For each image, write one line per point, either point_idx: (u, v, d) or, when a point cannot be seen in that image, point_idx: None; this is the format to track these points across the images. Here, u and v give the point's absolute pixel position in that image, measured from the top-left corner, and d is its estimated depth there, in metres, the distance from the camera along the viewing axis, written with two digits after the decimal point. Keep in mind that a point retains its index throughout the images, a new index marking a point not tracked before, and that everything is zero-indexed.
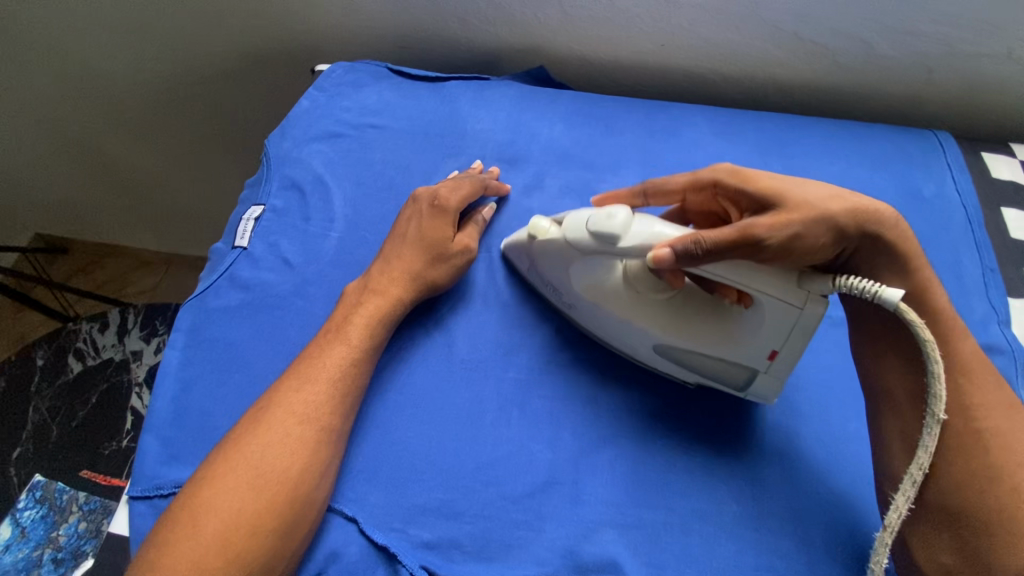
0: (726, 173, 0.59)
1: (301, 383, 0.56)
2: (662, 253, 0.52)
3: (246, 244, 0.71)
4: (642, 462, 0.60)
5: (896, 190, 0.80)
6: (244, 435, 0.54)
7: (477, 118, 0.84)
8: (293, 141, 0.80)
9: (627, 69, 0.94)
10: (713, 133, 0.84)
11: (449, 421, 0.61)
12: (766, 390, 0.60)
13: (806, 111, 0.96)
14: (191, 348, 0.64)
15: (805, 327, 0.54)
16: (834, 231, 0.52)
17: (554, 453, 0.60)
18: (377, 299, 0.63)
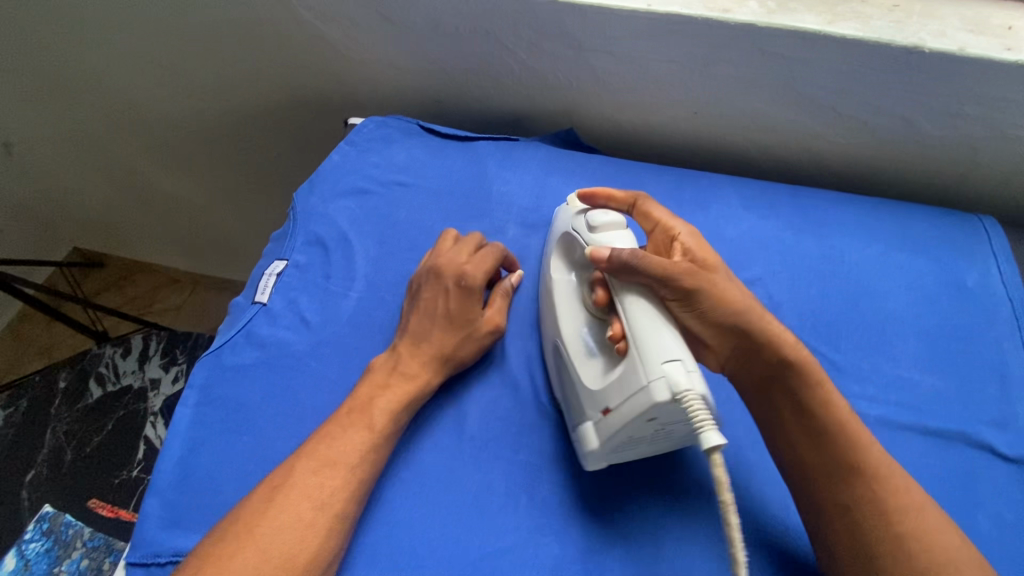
0: (689, 232, 0.63)
1: (323, 462, 0.55)
2: (600, 251, 0.58)
3: (266, 299, 0.72)
4: (652, 564, 0.56)
5: (938, 278, 0.76)
6: (257, 510, 0.52)
7: (503, 180, 0.84)
8: (320, 196, 0.81)
9: (658, 134, 0.93)
10: (744, 206, 0.82)
11: (454, 503, 0.59)
12: (585, 441, 0.58)
13: (843, 185, 0.93)
14: (202, 408, 0.64)
15: (639, 407, 0.51)
16: (733, 318, 0.56)
17: (560, 548, 0.57)
18: (406, 383, 0.62)
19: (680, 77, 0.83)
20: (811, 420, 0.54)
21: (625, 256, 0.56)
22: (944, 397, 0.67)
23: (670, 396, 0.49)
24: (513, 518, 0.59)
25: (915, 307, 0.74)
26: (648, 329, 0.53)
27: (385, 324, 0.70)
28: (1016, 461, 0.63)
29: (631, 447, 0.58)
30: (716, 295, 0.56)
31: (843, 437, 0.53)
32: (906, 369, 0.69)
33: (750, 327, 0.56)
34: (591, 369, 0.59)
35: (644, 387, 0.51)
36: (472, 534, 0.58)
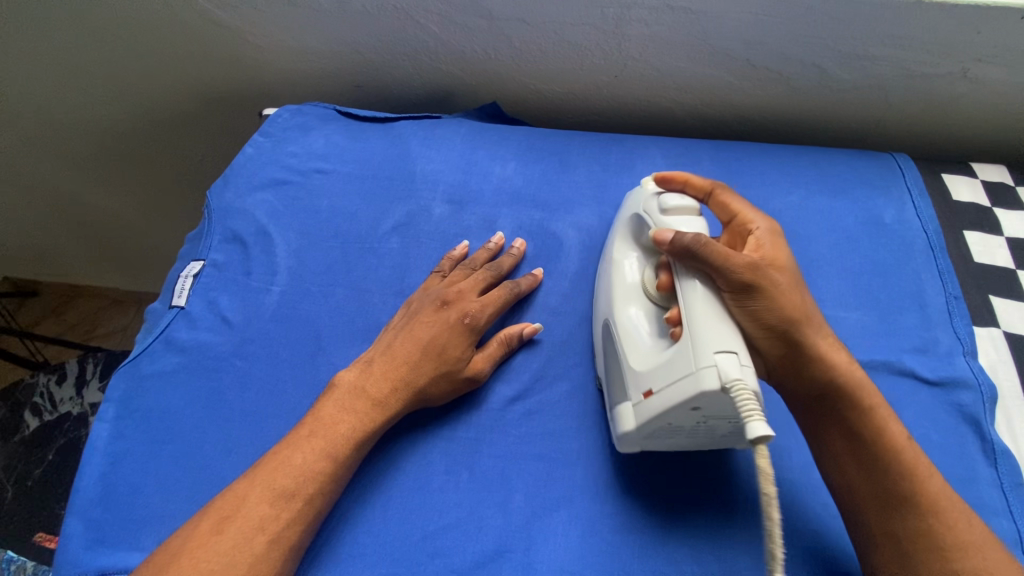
0: (767, 228, 0.58)
1: (279, 493, 0.52)
2: (663, 234, 0.56)
3: (184, 303, 0.68)
4: (598, 522, 0.57)
5: (856, 217, 0.78)
6: (205, 543, 0.49)
7: (428, 159, 0.82)
8: (236, 191, 0.77)
9: (582, 100, 0.92)
10: (669, 164, 0.82)
11: (395, 486, 0.58)
12: (622, 422, 0.56)
13: (767, 137, 0.94)
14: (122, 419, 0.61)
15: (686, 394, 0.49)
16: (789, 325, 0.53)
17: (505, 518, 0.57)
18: (374, 412, 0.58)
19: (596, 39, 0.82)
20: (865, 432, 0.53)
21: (688, 242, 0.53)
22: (868, 330, 0.69)
23: (718, 385, 0.47)
24: (456, 495, 0.58)
25: (837, 247, 0.76)
26: (706, 311, 0.51)
27: (313, 315, 0.68)
28: (938, 383, 0.65)
29: (671, 439, 0.55)
30: (777, 303, 0.52)
31: (900, 461, 0.51)
32: (833, 308, 0.71)
33: (808, 337, 0.53)
34: (640, 350, 0.57)
35: (693, 374, 0.48)
36: (414, 514, 0.57)
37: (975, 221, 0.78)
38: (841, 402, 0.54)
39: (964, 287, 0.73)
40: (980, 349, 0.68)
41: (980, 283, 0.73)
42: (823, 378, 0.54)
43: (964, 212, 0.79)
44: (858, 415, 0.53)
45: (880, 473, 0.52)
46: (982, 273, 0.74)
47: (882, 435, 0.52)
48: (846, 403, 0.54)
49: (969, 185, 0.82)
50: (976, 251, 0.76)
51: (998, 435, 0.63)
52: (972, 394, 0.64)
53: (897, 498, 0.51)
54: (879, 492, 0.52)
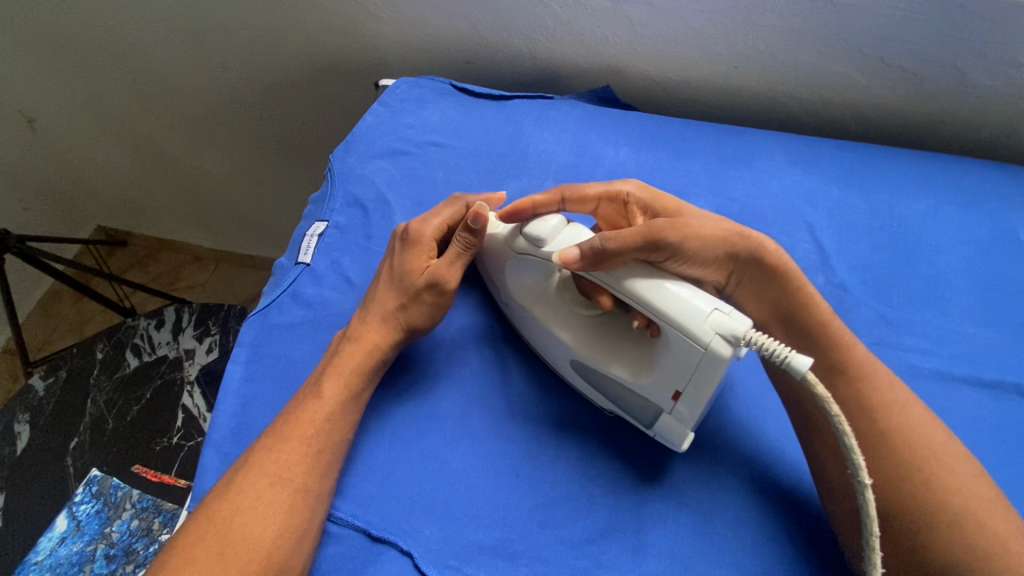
0: (633, 186, 0.64)
1: (292, 421, 0.56)
2: (568, 254, 0.56)
3: (309, 260, 0.71)
4: (708, 513, 0.57)
5: (991, 232, 0.74)
6: (255, 450, 0.54)
7: (542, 138, 0.82)
8: (357, 157, 0.80)
9: (697, 89, 0.90)
10: (787, 160, 0.80)
11: (510, 455, 0.60)
12: (672, 432, 0.57)
13: (886, 141, 0.90)
14: (253, 364, 0.65)
15: (707, 370, 0.51)
16: (724, 246, 0.57)
17: (616, 498, 0.57)
18: (354, 346, 0.60)
19: (726, 26, 0.80)
20: (815, 338, 0.55)
21: (598, 247, 0.54)
22: (1000, 350, 0.66)
23: (732, 346, 0.49)
24: (568, 469, 0.59)
25: (968, 261, 0.72)
26: (662, 295, 0.52)
27: None
28: None
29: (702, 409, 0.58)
30: (693, 234, 0.56)
31: (848, 353, 0.54)
32: (960, 324, 0.68)
33: (738, 248, 0.57)
34: (631, 363, 0.57)
35: (705, 354, 0.49)
36: (531, 484, 0.58)
37: None
38: (780, 305, 0.57)
39: None
40: None
41: None
42: (761, 277, 0.57)
43: None
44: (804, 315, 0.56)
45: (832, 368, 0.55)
46: None
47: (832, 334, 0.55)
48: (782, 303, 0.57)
49: None
50: None
51: None
52: None
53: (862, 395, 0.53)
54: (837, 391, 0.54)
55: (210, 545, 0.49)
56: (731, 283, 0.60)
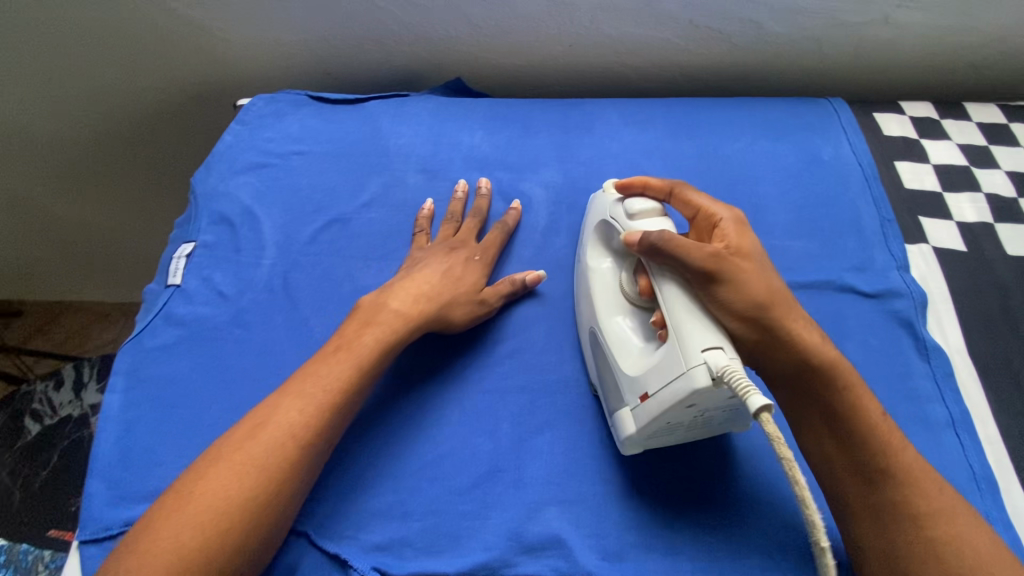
0: (732, 217, 0.60)
1: (331, 386, 0.57)
2: (633, 236, 0.58)
3: (179, 281, 0.73)
4: (578, 441, 0.63)
5: (799, 157, 0.85)
6: (281, 408, 0.55)
7: (399, 134, 0.87)
8: (219, 176, 0.82)
9: (541, 69, 0.97)
10: (623, 122, 0.88)
11: (396, 427, 0.63)
12: (624, 428, 0.58)
13: (713, 92, 1.01)
14: (131, 389, 0.65)
15: (679, 392, 0.51)
16: (758, 316, 0.54)
17: (495, 444, 0.62)
18: (379, 327, 0.63)
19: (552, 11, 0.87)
20: (836, 409, 0.55)
21: (657, 239, 0.55)
22: (812, 255, 0.76)
23: (710, 380, 0.49)
24: (451, 428, 0.63)
25: (782, 184, 0.82)
26: (682, 311, 0.53)
27: (301, 285, 0.73)
28: (876, 295, 0.72)
29: (670, 434, 0.58)
30: (743, 292, 0.54)
31: (868, 425, 0.54)
32: (779, 239, 0.78)
33: (780, 323, 0.55)
34: (629, 359, 0.59)
35: (684, 373, 0.51)
36: (417, 448, 0.62)
37: (904, 152, 0.86)
38: (828, 395, 0.55)
39: (897, 212, 0.80)
40: (911, 263, 0.76)
41: (909, 206, 0.81)
42: (797, 358, 0.55)
43: (894, 145, 0.87)
44: (836, 400, 0.55)
45: (842, 430, 0.55)
46: (912, 198, 0.82)
47: (852, 409, 0.55)
48: (829, 395, 0.55)
49: (899, 122, 0.89)
50: (906, 179, 0.84)
51: (930, 335, 0.70)
52: (905, 302, 0.72)
53: (867, 463, 0.54)
54: (846, 449, 0.55)
55: (187, 513, 0.48)
56: (761, 355, 0.56)
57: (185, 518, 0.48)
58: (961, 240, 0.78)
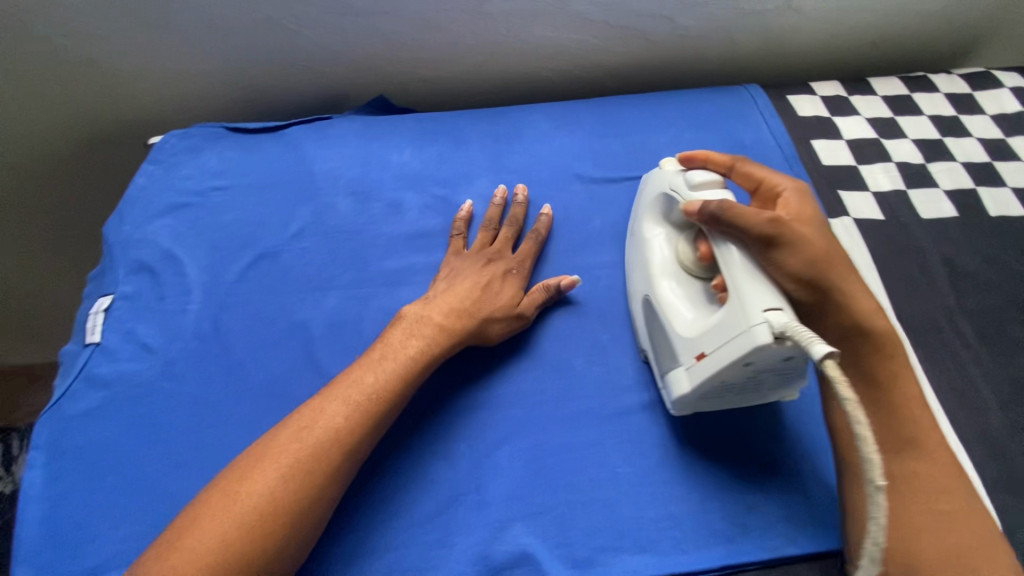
0: (794, 187, 0.53)
1: (470, 314, 0.59)
2: (693, 204, 0.52)
3: (280, 215, 0.70)
4: (670, 464, 0.55)
5: (1011, 205, 0.72)
6: (476, 304, 0.60)
7: (559, 107, 0.82)
8: (348, 120, 0.79)
9: (729, 61, 0.89)
10: (794, 128, 0.79)
11: (485, 403, 0.59)
12: (676, 388, 0.53)
13: (923, 94, 0.84)
14: (196, 323, 0.63)
15: (736, 350, 0.46)
16: (857, 330, 0.49)
17: (576, 455, 0.56)
18: (512, 283, 0.63)
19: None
20: (880, 376, 0.49)
21: (717, 208, 0.49)
22: (1002, 318, 0.64)
23: (770, 338, 0.44)
24: (541, 415, 0.58)
25: (981, 231, 0.70)
26: (742, 273, 0.47)
27: (400, 244, 0.68)
28: None
29: (724, 394, 0.53)
30: (849, 306, 0.49)
31: (904, 412, 0.48)
32: (965, 292, 0.66)
33: (886, 351, 0.49)
34: (681, 319, 0.54)
35: (744, 330, 0.45)
36: (502, 431, 0.57)
37: None
38: (898, 435, 0.48)
39: None
40: None
41: None
42: (847, 327, 0.49)
43: None
44: (885, 428, 0.48)
45: (877, 394, 0.49)
46: None
47: (896, 377, 0.49)
48: (898, 423, 0.48)
49: None
50: None
51: None
52: None
53: (892, 433, 0.48)
54: (888, 429, 0.48)
55: (281, 465, 0.47)
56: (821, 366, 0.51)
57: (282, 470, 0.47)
58: None
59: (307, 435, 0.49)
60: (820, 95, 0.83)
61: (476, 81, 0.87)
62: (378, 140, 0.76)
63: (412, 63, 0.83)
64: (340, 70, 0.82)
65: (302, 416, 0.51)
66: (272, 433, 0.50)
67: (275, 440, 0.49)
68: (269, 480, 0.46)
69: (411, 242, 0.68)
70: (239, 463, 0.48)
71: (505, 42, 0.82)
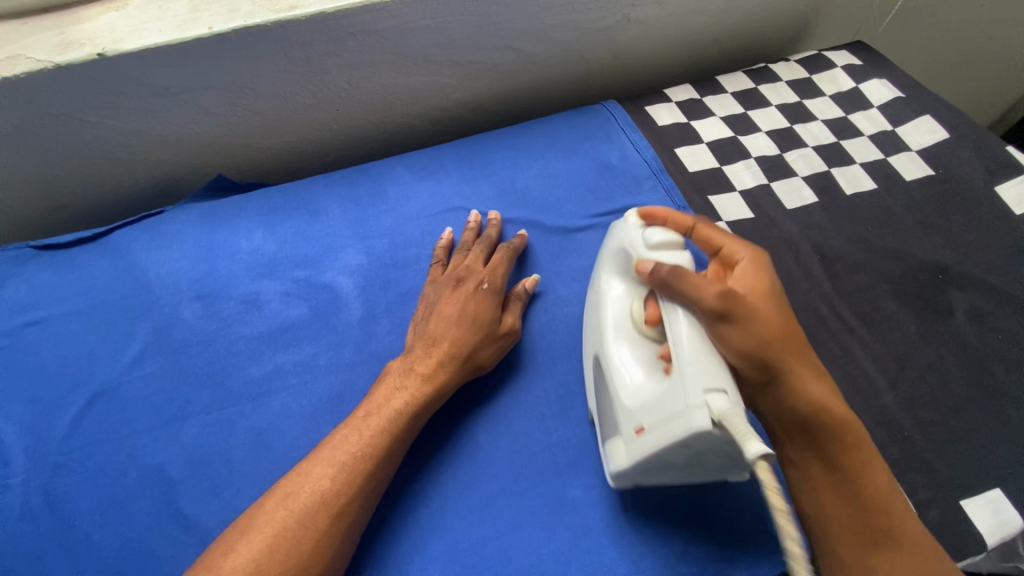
0: (751, 256, 0.51)
1: (433, 373, 0.55)
2: (644, 264, 0.50)
3: (113, 340, 0.60)
4: (593, 529, 0.52)
5: (864, 181, 0.76)
6: (457, 332, 0.57)
7: (419, 156, 0.77)
8: (183, 210, 0.70)
9: (585, 78, 0.88)
10: (656, 138, 0.79)
11: (386, 511, 0.52)
12: (614, 458, 0.49)
13: (767, 85, 0.87)
14: (20, 497, 0.52)
15: (677, 432, 0.43)
16: (820, 420, 0.46)
17: (496, 542, 0.51)
18: (458, 320, 0.58)
19: (599, 14, 0.78)
20: (852, 468, 0.46)
21: (669, 272, 0.48)
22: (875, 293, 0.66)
23: (710, 425, 0.41)
24: (450, 509, 0.53)
25: (843, 211, 0.73)
26: (688, 341, 0.45)
27: (263, 344, 0.60)
28: (954, 346, 0.63)
29: (666, 469, 0.49)
30: (807, 393, 0.47)
31: (875, 504, 0.45)
32: (838, 274, 0.68)
33: (855, 433, 0.47)
34: (627, 382, 0.49)
35: (682, 413, 0.43)
36: (410, 541, 0.51)
37: (992, 171, 0.75)
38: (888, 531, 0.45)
39: (980, 242, 0.70)
40: (1002, 305, 0.66)
41: (999, 235, 0.71)
42: (802, 413, 0.47)
43: (981, 164, 0.76)
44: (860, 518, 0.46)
45: (846, 486, 0.46)
46: (1000, 225, 0.71)
47: (862, 466, 0.46)
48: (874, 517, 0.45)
49: (987, 136, 0.78)
50: (1013, 203, 0.73)
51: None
52: (992, 357, 0.62)
53: (868, 526, 0.45)
54: (857, 518, 0.46)
55: (266, 540, 0.44)
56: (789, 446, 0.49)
57: (264, 550, 0.44)
58: None
59: (293, 502, 0.47)
60: (675, 101, 0.84)
61: (327, 138, 0.80)
62: (222, 229, 0.68)
63: (250, 135, 0.75)
64: (166, 153, 0.73)
65: (287, 482, 0.48)
66: (260, 501, 0.48)
67: (259, 510, 0.46)
68: (252, 555, 0.43)
69: (275, 341, 0.60)
70: (229, 532, 0.46)
71: (349, 97, 0.76)
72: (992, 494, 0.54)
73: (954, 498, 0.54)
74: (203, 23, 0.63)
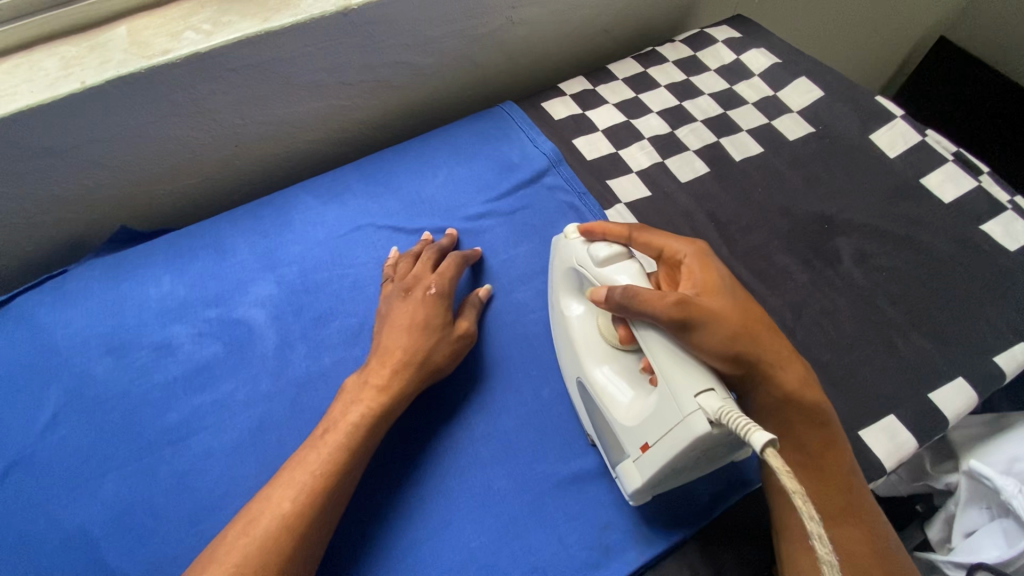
0: (693, 252, 0.53)
1: (392, 380, 0.56)
2: (598, 292, 0.52)
3: (25, 406, 0.59)
4: (520, 515, 0.54)
5: (751, 146, 0.80)
6: (409, 339, 0.58)
7: (324, 180, 0.78)
8: (87, 266, 0.69)
9: (482, 83, 0.90)
10: (554, 132, 0.82)
11: None
12: (629, 481, 0.51)
13: (655, 67, 0.91)
14: None
15: (680, 440, 0.44)
16: (805, 414, 0.50)
17: (426, 544, 0.52)
18: (409, 327, 0.59)
19: (482, 20, 0.81)
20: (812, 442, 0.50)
21: (621, 296, 0.49)
22: (769, 251, 0.70)
23: (710, 426, 0.42)
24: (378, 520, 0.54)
25: (734, 178, 0.77)
26: (667, 358, 0.46)
27: (180, 388, 0.60)
28: (845, 290, 0.67)
29: (681, 475, 0.50)
30: (782, 386, 0.50)
31: (838, 471, 0.50)
32: (734, 237, 0.71)
33: (830, 419, 0.51)
34: (618, 403, 0.52)
35: (682, 422, 0.43)
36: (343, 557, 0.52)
37: (864, 122, 0.80)
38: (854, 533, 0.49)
39: (861, 189, 0.75)
40: (884, 244, 0.70)
41: (876, 180, 0.75)
42: (781, 406, 0.50)
43: (854, 117, 0.81)
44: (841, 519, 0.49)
45: (829, 474, 0.50)
46: (876, 171, 0.76)
47: (825, 441, 0.50)
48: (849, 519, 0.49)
49: (856, 91, 0.84)
50: (886, 148, 0.78)
51: (910, 322, 0.64)
52: (878, 295, 0.66)
53: (831, 494, 0.50)
54: (828, 490, 0.50)
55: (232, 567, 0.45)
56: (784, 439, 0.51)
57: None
58: (932, 210, 0.72)
59: (254, 527, 0.47)
60: (569, 94, 0.86)
61: (231, 174, 0.81)
62: (128, 280, 0.68)
63: (148, 181, 0.75)
64: (62, 211, 0.72)
65: (249, 510, 0.49)
66: (223, 532, 0.48)
67: (223, 542, 0.47)
68: None
69: (191, 384, 0.61)
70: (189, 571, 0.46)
71: (245, 131, 0.76)
72: (886, 420, 0.58)
73: (853, 430, 0.58)
74: (74, 78, 0.62)
